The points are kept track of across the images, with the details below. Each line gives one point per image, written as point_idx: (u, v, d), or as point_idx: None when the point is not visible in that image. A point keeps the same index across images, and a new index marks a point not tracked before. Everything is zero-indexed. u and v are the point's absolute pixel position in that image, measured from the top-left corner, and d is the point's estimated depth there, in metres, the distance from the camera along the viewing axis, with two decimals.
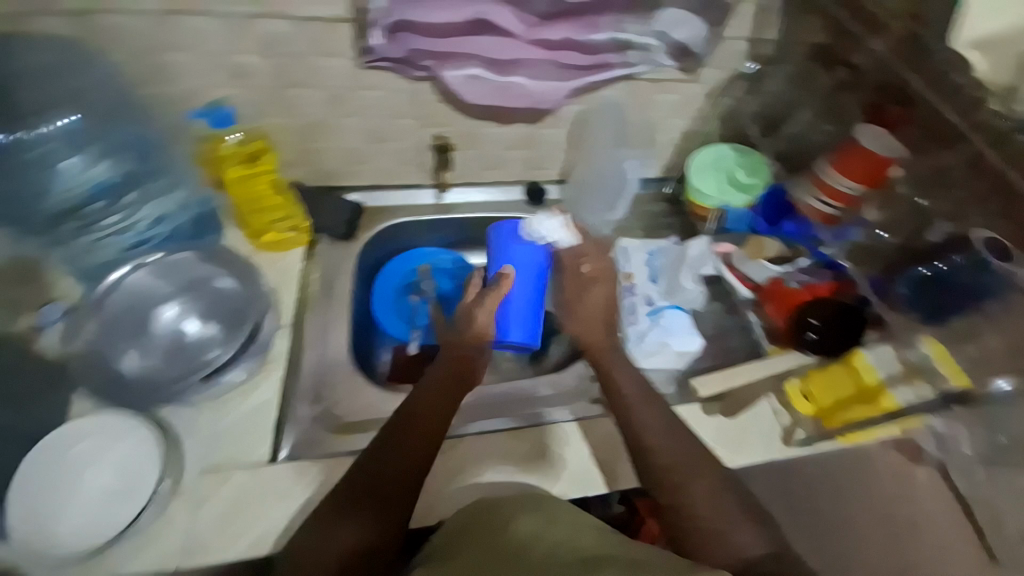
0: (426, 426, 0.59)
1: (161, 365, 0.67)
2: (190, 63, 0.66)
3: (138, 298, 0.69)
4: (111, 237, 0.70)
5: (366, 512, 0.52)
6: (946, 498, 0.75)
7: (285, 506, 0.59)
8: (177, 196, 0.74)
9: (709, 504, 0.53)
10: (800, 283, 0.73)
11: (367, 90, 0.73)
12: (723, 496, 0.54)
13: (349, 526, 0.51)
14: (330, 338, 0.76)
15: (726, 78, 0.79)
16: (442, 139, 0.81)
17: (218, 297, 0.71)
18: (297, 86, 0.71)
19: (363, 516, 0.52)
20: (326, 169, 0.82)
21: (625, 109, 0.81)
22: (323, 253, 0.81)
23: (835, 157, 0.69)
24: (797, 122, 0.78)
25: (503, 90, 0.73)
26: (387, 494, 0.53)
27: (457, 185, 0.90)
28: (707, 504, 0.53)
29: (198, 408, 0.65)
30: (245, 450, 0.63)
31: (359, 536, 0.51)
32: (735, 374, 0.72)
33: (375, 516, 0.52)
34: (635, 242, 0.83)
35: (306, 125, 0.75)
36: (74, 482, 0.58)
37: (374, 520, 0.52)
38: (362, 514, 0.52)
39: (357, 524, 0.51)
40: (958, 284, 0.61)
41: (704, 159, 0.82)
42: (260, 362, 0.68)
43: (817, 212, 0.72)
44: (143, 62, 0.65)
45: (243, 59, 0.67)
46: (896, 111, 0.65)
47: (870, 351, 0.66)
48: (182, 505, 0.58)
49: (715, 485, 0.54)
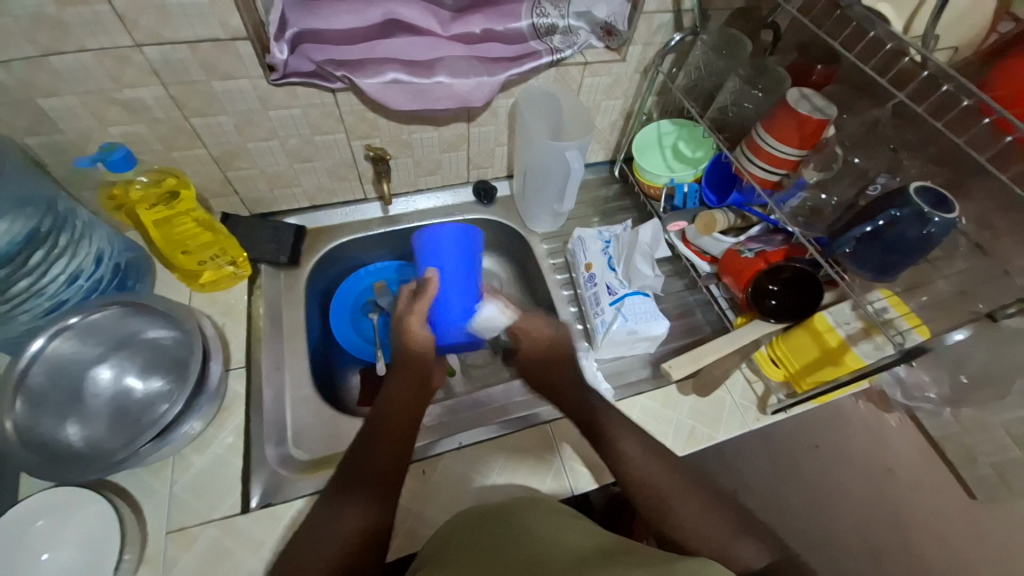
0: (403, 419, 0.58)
1: (105, 434, 0.62)
2: (75, 106, 0.60)
3: (67, 365, 0.63)
4: (25, 305, 0.62)
5: (364, 493, 0.50)
6: (917, 440, 0.78)
7: (262, 556, 0.57)
8: (91, 248, 0.67)
9: (701, 511, 0.51)
10: (755, 251, 0.71)
11: (281, 109, 0.68)
12: (712, 498, 0.53)
13: (354, 506, 0.49)
14: (288, 373, 0.73)
15: (656, 52, 0.77)
16: (374, 149, 0.78)
17: (157, 348, 0.67)
18: (202, 115, 0.66)
19: (366, 498, 0.50)
20: (255, 195, 0.80)
21: (557, 96, 0.78)
22: (267, 284, 0.78)
23: (773, 121, 0.66)
24: (725, 92, 0.75)
25: (424, 93, 0.68)
26: (382, 482, 0.52)
27: (400, 195, 0.89)
28: (695, 505, 0.52)
29: (152, 469, 0.61)
30: (210, 506, 0.60)
31: (363, 520, 0.49)
32: (703, 353, 0.70)
33: (376, 498, 0.50)
34: (590, 230, 0.81)
35: (224, 153, 0.72)
36: (24, 570, 0.54)
37: (377, 500, 0.50)
38: (357, 495, 0.50)
39: (358, 507, 0.49)
40: (907, 239, 0.56)
41: (647, 137, 0.84)
42: (215, 408, 0.65)
43: (760, 179, 0.70)
44: (24, 112, 0.59)
45: (134, 94, 0.61)
46: (823, 72, 0.69)
47: (830, 313, 0.66)
48: (150, 572, 0.55)
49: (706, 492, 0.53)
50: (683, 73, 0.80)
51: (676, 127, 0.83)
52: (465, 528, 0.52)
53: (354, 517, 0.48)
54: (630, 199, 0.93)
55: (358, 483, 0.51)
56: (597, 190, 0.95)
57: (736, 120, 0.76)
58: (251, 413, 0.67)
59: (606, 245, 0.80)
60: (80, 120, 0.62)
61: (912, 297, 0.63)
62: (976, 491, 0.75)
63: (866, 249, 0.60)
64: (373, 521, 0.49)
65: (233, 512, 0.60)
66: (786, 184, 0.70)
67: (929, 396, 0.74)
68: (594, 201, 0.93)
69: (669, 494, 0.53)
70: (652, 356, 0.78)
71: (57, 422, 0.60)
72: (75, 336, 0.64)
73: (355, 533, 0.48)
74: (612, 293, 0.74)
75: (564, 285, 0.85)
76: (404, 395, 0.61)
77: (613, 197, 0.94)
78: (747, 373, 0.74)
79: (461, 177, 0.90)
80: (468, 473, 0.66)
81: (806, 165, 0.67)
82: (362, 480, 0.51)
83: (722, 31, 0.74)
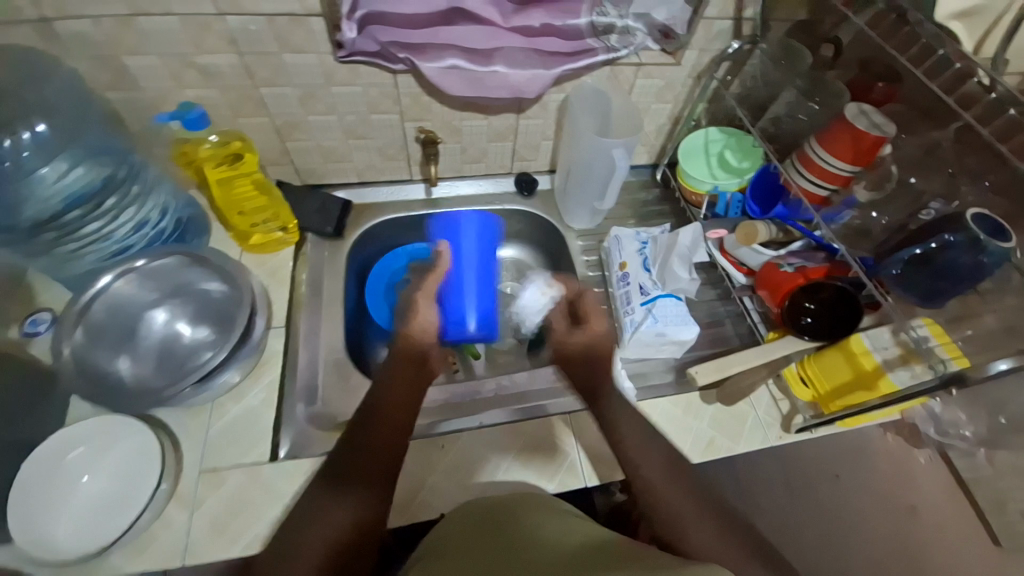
0: (398, 408, 0.58)
1: (154, 373, 0.66)
2: (156, 66, 0.65)
3: (126, 304, 0.68)
4: (93, 246, 0.67)
5: (359, 485, 0.51)
6: (943, 477, 0.76)
7: (284, 505, 0.60)
8: (157, 200, 0.72)
9: (698, 512, 0.51)
10: (795, 266, 0.70)
11: (342, 86, 0.72)
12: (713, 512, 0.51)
13: (341, 502, 0.49)
14: (323, 338, 0.76)
15: (711, 59, 0.77)
16: (426, 132, 0.80)
17: (206, 299, 0.71)
18: (270, 85, 0.70)
19: (358, 490, 0.50)
20: (309, 167, 0.84)
21: (607, 95, 0.79)
22: (312, 252, 0.82)
23: (825, 135, 0.66)
24: (781, 103, 0.76)
25: (480, 81, 0.71)
26: (379, 463, 0.53)
27: (444, 179, 0.92)
28: (695, 517, 0.50)
29: (191, 411, 0.65)
30: (241, 453, 0.63)
31: (354, 513, 0.49)
32: (731, 361, 0.69)
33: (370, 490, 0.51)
34: (627, 230, 0.82)
35: (285, 123, 0.75)
36: (70, 488, 0.59)
37: (372, 494, 0.51)
38: (351, 490, 0.50)
39: (352, 503, 0.49)
40: (959, 265, 0.55)
41: (694, 144, 0.84)
42: (254, 361, 0.69)
43: (808, 192, 0.70)
44: (108, 68, 0.63)
45: (210, 59, 0.65)
46: (884, 89, 0.67)
47: (866, 335, 0.64)
48: (181, 506, 0.59)
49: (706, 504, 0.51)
50: (738, 81, 0.79)
51: (724, 136, 0.83)
52: (472, 524, 0.53)
53: (342, 511, 0.49)
54: (669, 205, 0.93)
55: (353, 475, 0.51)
56: (636, 193, 0.95)
57: (787, 132, 0.76)
58: (286, 370, 0.70)
59: (642, 247, 0.80)
60: (159, 80, 0.66)
61: (957, 329, 0.61)
62: (1001, 539, 0.73)
63: (912, 272, 0.59)
64: (366, 513, 0.49)
65: (261, 460, 0.63)
66: (835, 201, 0.69)
67: (964, 435, 0.74)
68: (633, 203, 0.94)
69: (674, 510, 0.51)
70: (677, 361, 0.78)
71: (112, 354, 0.65)
72: (136, 279, 0.68)
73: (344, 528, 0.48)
74: (644, 293, 0.75)
75: (596, 283, 0.86)
76: (397, 383, 0.60)
77: (652, 202, 0.94)
78: (773, 390, 0.73)
79: (504, 168, 0.92)
80: (485, 454, 0.67)
81: (857, 183, 0.67)
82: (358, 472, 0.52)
83: (782, 42, 0.73)
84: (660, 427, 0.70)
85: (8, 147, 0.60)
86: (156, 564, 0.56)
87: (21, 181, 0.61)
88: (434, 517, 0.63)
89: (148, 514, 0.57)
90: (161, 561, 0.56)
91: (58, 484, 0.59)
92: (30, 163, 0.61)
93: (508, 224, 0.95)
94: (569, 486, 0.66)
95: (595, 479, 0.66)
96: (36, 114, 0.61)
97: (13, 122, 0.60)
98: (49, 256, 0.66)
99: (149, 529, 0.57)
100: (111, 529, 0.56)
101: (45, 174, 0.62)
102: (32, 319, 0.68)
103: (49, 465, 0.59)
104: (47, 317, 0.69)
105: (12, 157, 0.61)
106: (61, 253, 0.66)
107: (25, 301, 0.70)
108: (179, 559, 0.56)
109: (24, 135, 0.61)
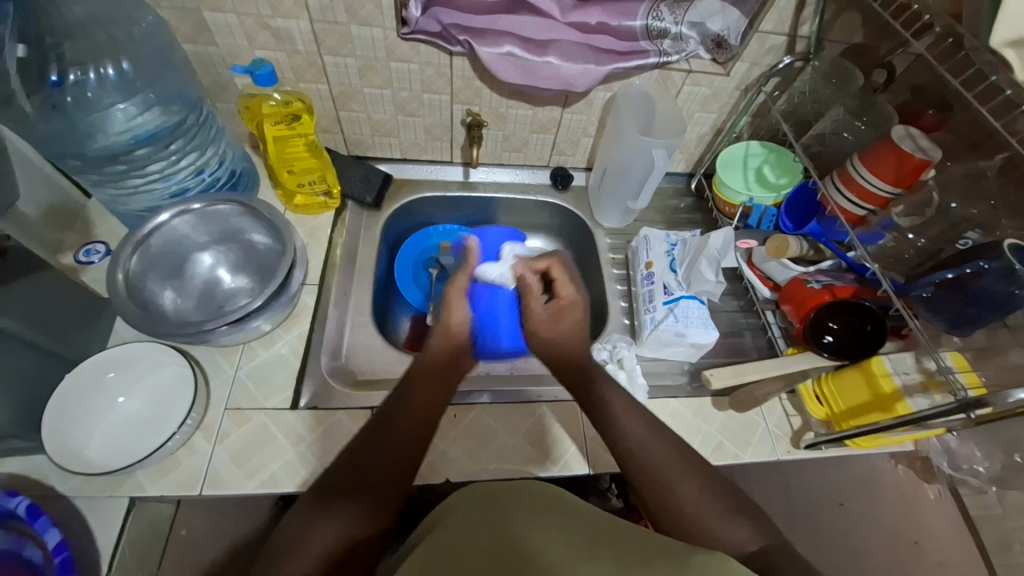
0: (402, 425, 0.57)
1: (194, 307, 0.71)
2: (233, 24, 0.69)
3: (179, 240, 0.71)
4: (155, 184, 0.72)
5: (348, 502, 0.50)
6: (951, 516, 0.75)
7: (299, 451, 0.62)
8: (215, 150, 0.76)
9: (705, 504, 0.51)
10: (822, 283, 0.71)
11: (400, 62, 0.75)
12: (717, 499, 0.51)
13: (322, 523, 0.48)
14: (352, 300, 0.80)
15: (761, 73, 0.78)
16: (473, 116, 0.83)
17: (252, 249, 0.75)
18: (334, 53, 0.73)
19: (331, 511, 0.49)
20: (358, 138, 0.87)
21: (652, 97, 0.81)
22: (351, 218, 0.85)
23: (869, 155, 0.67)
24: (827, 119, 0.77)
25: (533, 70, 0.73)
26: (382, 468, 0.53)
27: (483, 165, 0.94)
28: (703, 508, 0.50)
29: (222, 350, 0.69)
30: (266, 396, 0.66)
31: (335, 533, 0.48)
32: (749, 368, 0.69)
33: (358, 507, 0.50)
34: (658, 231, 0.83)
35: (341, 93, 0.79)
36: (108, 404, 0.62)
37: (358, 512, 0.50)
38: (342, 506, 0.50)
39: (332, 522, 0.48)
40: (993, 295, 0.56)
41: (733, 156, 0.85)
42: (287, 315, 0.72)
43: (846, 211, 0.71)
44: (190, 20, 0.68)
45: (282, 23, 0.69)
46: (934, 117, 0.69)
47: (887, 358, 0.64)
48: (204, 437, 0.62)
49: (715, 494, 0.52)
50: (786, 97, 0.82)
51: (765, 151, 0.84)
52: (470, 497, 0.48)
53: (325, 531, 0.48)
54: (700, 214, 0.95)
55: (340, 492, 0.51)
56: (669, 200, 0.96)
57: (831, 149, 0.78)
58: (315, 324, 0.73)
59: (671, 248, 0.81)
60: (234, 38, 0.71)
61: (984, 362, 0.61)
62: None
63: (943, 296, 0.59)
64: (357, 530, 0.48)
65: (283, 406, 0.65)
66: (871, 221, 0.71)
67: (976, 470, 0.71)
68: (664, 209, 0.95)
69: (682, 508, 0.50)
70: (691, 365, 0.78)
71: (160, 285, 0.69)
72: (191, 220, 0.71)
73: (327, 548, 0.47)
74: (668, 293, 0.76)
75: (619, 280, 0.87)
76: (423, 390, 0.60)
77: (684, 209, 0.95)
78: (786, 405, 0.73)
79: (542, 160, 0.94)
80: (494, 429, 0.69)
81: (896, 205, 0.69)
82: (351, 489, 0.51)
83: (835, 62, 0.75)
84: (672, 426, 0.70)
85: (89, 80, 0.63)
86: (176, 487, 0.58)
87: (96, 114, 0.64)
88: (438, 481, 0.65)
89: (175, 441, 0.60)
90: (181, 487, 0.59)
91: (96, 401, 0.62)
92: (107, 98, 0.64)
93: (540, 215, 0.97)
94: (573, 470, 0.67)
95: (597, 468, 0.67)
96: (115, 53, 0.64)
97: (95, 60, 0.63)
98: (114, 187, 0.70)
99: (174, 455, 0.60)
100: (144, 448, 0.60)
101: (118, 111, 0.65)
102: (87, 249, 0.72)
103: (86, 382, 0.62)
104: (102, 248, 0.73)
105: (91, 90, 0.63)
106: (126, 185, 0.70)
107: (80, 233, 0.75)
108: (198, 487, 0.59)
109: (106, 71, 0.63)
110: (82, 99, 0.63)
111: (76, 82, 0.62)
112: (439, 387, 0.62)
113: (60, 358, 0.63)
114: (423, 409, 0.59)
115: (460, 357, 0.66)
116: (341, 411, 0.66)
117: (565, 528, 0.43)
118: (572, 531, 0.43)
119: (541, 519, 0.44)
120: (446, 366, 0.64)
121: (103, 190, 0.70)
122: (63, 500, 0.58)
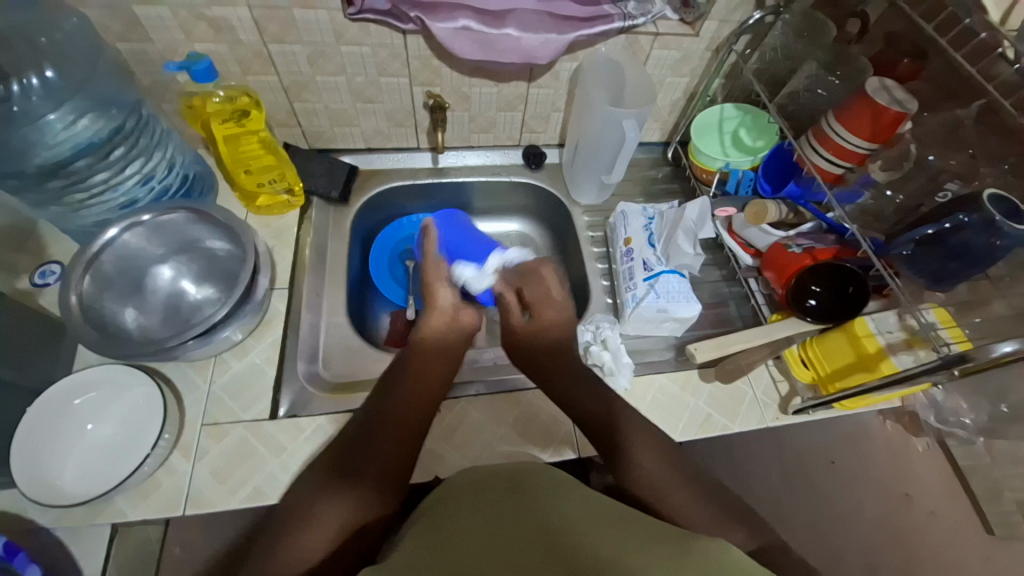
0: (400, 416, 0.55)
1: (158, 324, 0.68)
2: (165, 17, 0.64)
3: (134, 254, 0.68)
4: (102, 197, 0.68)
5: (351, 489, 0.50)
6: (942, 467, 0.75)
7: (282, 460, 0.61)
8: (162, 156, 0.72)
9: (694, 501, 0.51)
10: (803, 247, 0.69)
11: (351, 46, 0.70)
12: (698, 483, 0.53)
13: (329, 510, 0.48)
14: (326, 302, 0.77)
15: (730, 31, 0.75)
16: (435, 97, 0.79)
17: (213, 257, 0.72)
18: (279, 41, 0.69)
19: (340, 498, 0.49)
20: (318, 130, 0.83)
21: (619, 65, 0.77)
22: (318, 216, 0.82)
23: (843, 111, 0.65)
24: (800, 76, 0.75)
25: (492, 44, 0.69)
26: (376, 467, 0.51)
27: (452, 149, 0.90)
28: (696, 509, 0.50)
29: (194, 365, 0.66)
30: (244, 408, 0.64)
31: (342, 518, 0.48)
32: (734, 339, 0.68)
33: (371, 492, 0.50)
34: (635, 205, 0.81)
35: (293, 83, 0.75)
36: (77, 432, 0.60)
37: (363, 495, 0.50)
38: (348, 490, 0.50)
39: (340, 504, 0.49)
40: (972, 248, 0.55)
41: (709, 120, 0.82)
42: (258, 322, 0.70)
43: (823, 170, 0.69)
44: (119, 17, 0.63)
45: (218, 12, 0.64)
46: (909, 66, 0.66)
47: (871, 318, 0.63)
48: (183, 455, 0.60)
49: (702, 486, 0.53)
50: (758, 54, 0.78)
51: (741, 113, 0.81)
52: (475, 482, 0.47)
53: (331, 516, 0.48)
54: (679, 183, 0.92)
55: (352, 473, 0.51)
56: (646, 170, 0.94)
57: (806, 108, 0.76)
58: (288, 330, 0.71)
59: (649, 223, 0.79)
60: (169, 33, 0.66)
61: (967, 316, 0.60)
62: (993, 528, 0.71)
63: (924, 253, 0.58)
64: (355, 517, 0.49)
65: (262, 417, 0.64)
66: (849, 179, 0.69)
67: (964, 423, 0.73)
68: (642, 180, 0.93)
69: (671, 497, 0.51)
70: (677, 340, 0.78)
71: (118, 304, 0.66)
72: (144, 233, 0.68)
73: (336, 533, 0.47)
74: (648, 269, 0.74)
75: (600, 259, 0.85)
76: (425, 364, 0.59)
77: (662, 179, 0.93)
78: (773, 372, 0.73)
79: (513, 139, 0.90)
80: (481, 421, 0.68)
81: (874, 161, 0.67)
82: (355, 474, 0.51)
83: (806, 13, 0.72)
84: (661, 403, 0.70)
85: (14, 92, 0.58)
86: (159, 509, 0.57)
87: (28, 128, 0.59)
88: (429, 478, 0.64)
89: (150, 463, 0.58)
90: (164, 508, 0.57)
91: (66, 429, 0.60)
92: (38, 109, 0.60)
93: (515, 196, 0.94)
94: (563, 456, 0.66)
95: (588, 451, 0.67)
96: (39, 61, 0.59)
97: (17, 71, 0.58)
98: (57, 205, 0.66)
99: (152, 477, 0.58)
100: (120, 473, 0.58)
101: (52, 122, 0.61)
102: (41, 270, 0.69)
103: (52, 410, 0.60)
104: (57, 269, 0.70)
105: (18, 103, 0.59)
106: (69, 202, 0.66)
107: (32, 255, 0.71)
108: (181, 507, 0.57)
109: (31, 82, 0.59)
110: (9, 115, 0.58)
111: (0, 97, 0.57)
112: (433, 360, 0.60)
113: (23, 388, 0.60)
114: (421, 387, 0.58)
115: (456, 330, 0.64)
116: (322, 416, 0.64)
117: (567, 508, 0.42)
118: (567, 506, 0.42)
119: (545, 501, 0.43)
120: (443, 345, 0.62)
121: (46, 209, 0.66)
122: (41, 533, 0.56)
